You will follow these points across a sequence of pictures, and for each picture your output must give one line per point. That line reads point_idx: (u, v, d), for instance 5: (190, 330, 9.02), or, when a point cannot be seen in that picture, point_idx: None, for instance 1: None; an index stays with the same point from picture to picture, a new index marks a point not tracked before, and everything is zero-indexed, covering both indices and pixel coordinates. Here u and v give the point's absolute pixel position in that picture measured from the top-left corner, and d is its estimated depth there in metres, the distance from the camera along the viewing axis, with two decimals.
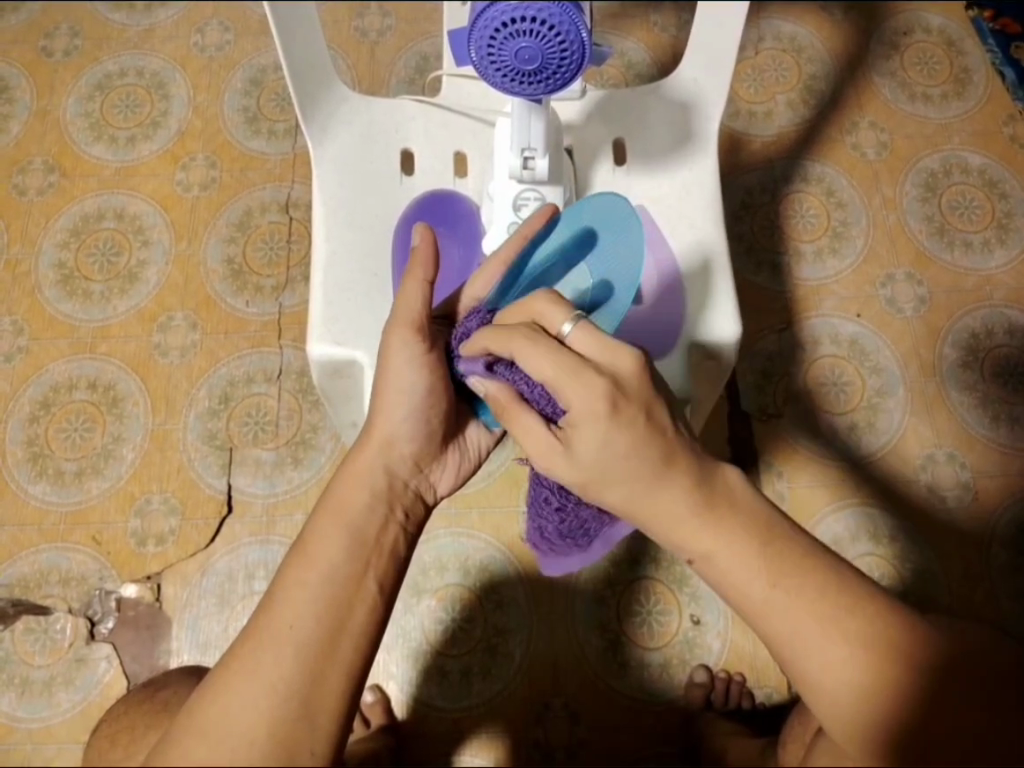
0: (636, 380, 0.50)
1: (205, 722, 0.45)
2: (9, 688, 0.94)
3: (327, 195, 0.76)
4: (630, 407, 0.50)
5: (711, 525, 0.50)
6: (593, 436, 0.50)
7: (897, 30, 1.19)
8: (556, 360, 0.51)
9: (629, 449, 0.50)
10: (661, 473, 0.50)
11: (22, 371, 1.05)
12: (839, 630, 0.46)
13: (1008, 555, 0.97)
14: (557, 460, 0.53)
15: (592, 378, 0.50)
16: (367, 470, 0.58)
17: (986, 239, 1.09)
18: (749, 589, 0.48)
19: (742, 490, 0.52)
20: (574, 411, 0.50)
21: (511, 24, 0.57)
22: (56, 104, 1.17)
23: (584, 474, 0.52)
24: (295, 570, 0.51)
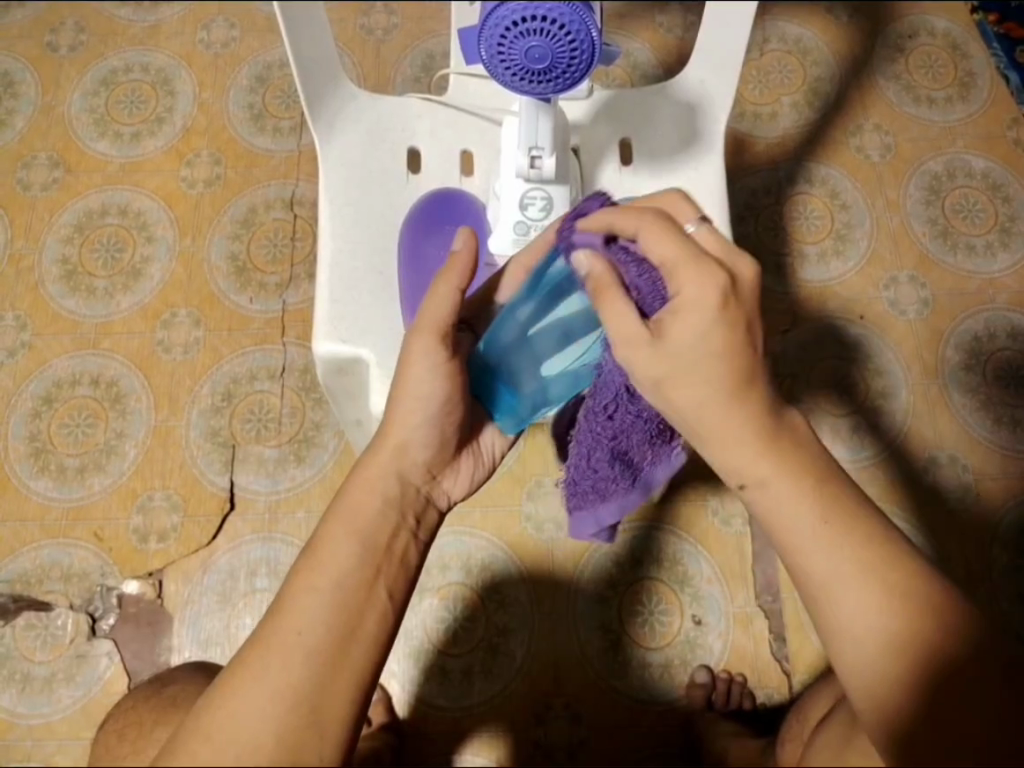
0: (749, 288, 0.50)
1: (211, 725, 0.45)
2: (10, 684, 0.94)
3: (333, 193, 0.76)
4: (738, 310, 0.49)
5: (769, 461, 0.50)
6: (694, 325, 0.49)
7: (902, 33, 1.19)
8: (679, 241, 0.50)
9: (724, 349, 0.49)
10: (739, 395, 0.50)
11: (25, 366, 1.05)
12: (875, 582, 0.47)
13: (1009, 557, 0.98)
14: (639, 348, 0.50)
15: (709, 269, 0.49)
16: (380, 476, 0.57)
17: (989, 242, 1.10)
18: (793, 541, 0.50)
19: (807, 436, 0.52)
20: (683, 300, 0.49)
21: (520, 23, 0.58)
22: (61, 99, 1.16)
23: (670, 366, 0.50)
24: (305, 575, 0.50)
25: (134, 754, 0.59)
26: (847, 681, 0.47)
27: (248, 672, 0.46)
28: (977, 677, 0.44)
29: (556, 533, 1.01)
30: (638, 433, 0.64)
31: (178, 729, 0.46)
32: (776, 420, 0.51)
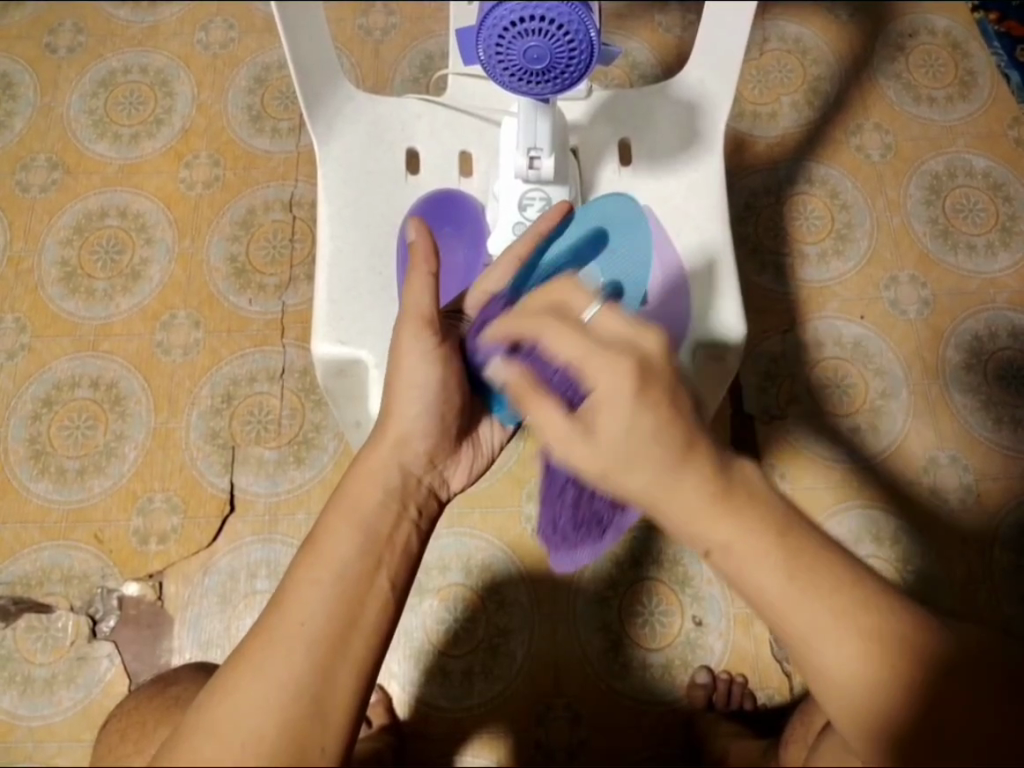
0: (663, 362, 0.50)
1: (214, 720, 0.44)
2: (10, 686, 0.94)
3: (332, 195, 0.76)
4: (656, 386, 0.49)
5: (728, 525, 0.47)
6: (617, 420, 0.48)
7: (902, 32, 1.19)
8: (581, 339, 0.50)
9: (655, 431, 0.48)
10: (686, 457, 0.48)
11: (25, 368, 1.05)
12: (847, 628, 0.45)
13: (1010, 557, 0.97)
14: (575, 446, 0.50)
15: (618, 358, 0.49)
16: (381, 467, 0.57)
17: (990, 241, 1.09)
18: (765, 597, 0.47)
19: (759, 481, 0.49)
20: (600, 393, 0.49)
21: (518, 24, 0.57)
22: (60, 101, 1.16)
23: (605, 460, 0.49)
24: (307, 566, 0.50)
25: (134, 757, 0.59)
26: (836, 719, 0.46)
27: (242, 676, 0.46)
28: (975, 679, 0.44)
29: None
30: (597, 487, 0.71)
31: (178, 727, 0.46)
32: (725, 471, 0.48)
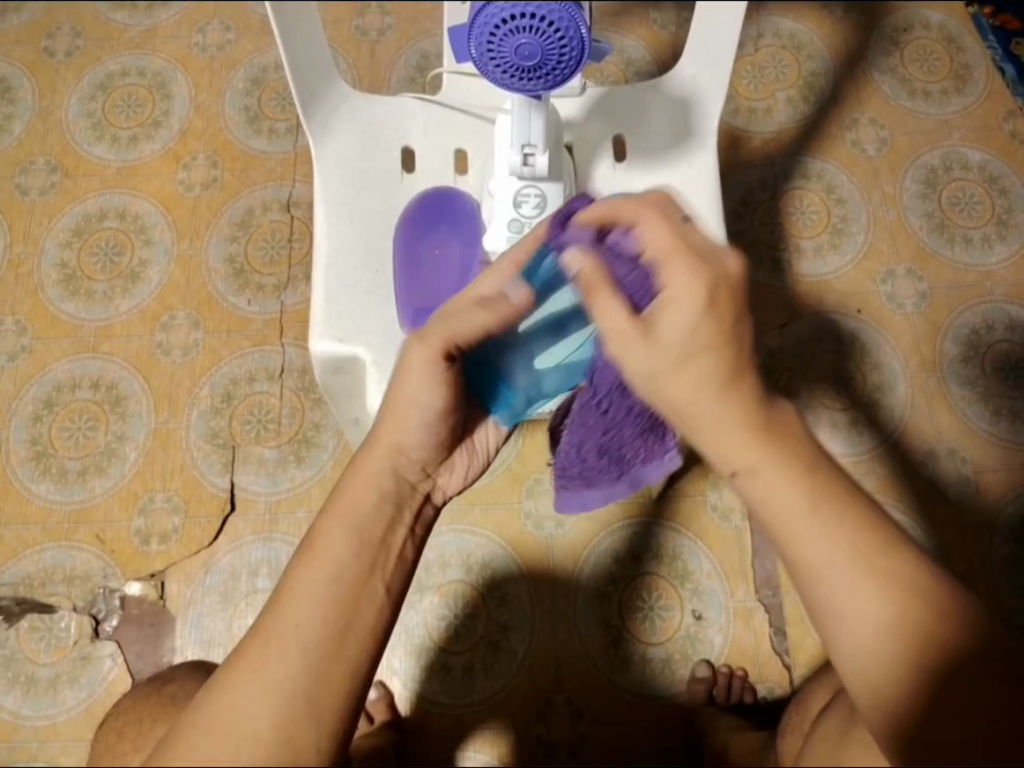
0: (738, 279, 0.47)
1: (213, 720, 0.45)
2: (14, 686, 0.95)
3: (328, 193, 0.76)
4: (729, 304, 0.46)
5: (762, 450, 0.46)
6: (684, 319, 0.45)
7: (897, 27, 1.19)
8: (670, 233, 0.47)
9: (718, 346, 0.45)
10: (732, 387, 0.45)
11: (26, 370, 1.06)
12: (864, 572, 0.45)
13: (1009, 549, 0.97)
14: (629, 343, 0.46)
15: (698, 265, 0.46)
16: (376, 470, 0.54)
17: (986, 234, 1.09)
18: (789, 529, 0.46)
19: (802, 419, 0.48)
20: (669, 294, 0.46)
21: (511, 21, 0.58)
22: (58, 104, 1.17)
23: (658, 363, 0.46)
24: (301, 572, 0.49)
25: (137, 751, 0.60)
26: (846, 678, 0.46)
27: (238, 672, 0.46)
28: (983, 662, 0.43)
29: (556, 530, 1.01)
30: (632, 427, 0.63)
31: (177, 726, 0.47)
32: (769, 404, 0.47)
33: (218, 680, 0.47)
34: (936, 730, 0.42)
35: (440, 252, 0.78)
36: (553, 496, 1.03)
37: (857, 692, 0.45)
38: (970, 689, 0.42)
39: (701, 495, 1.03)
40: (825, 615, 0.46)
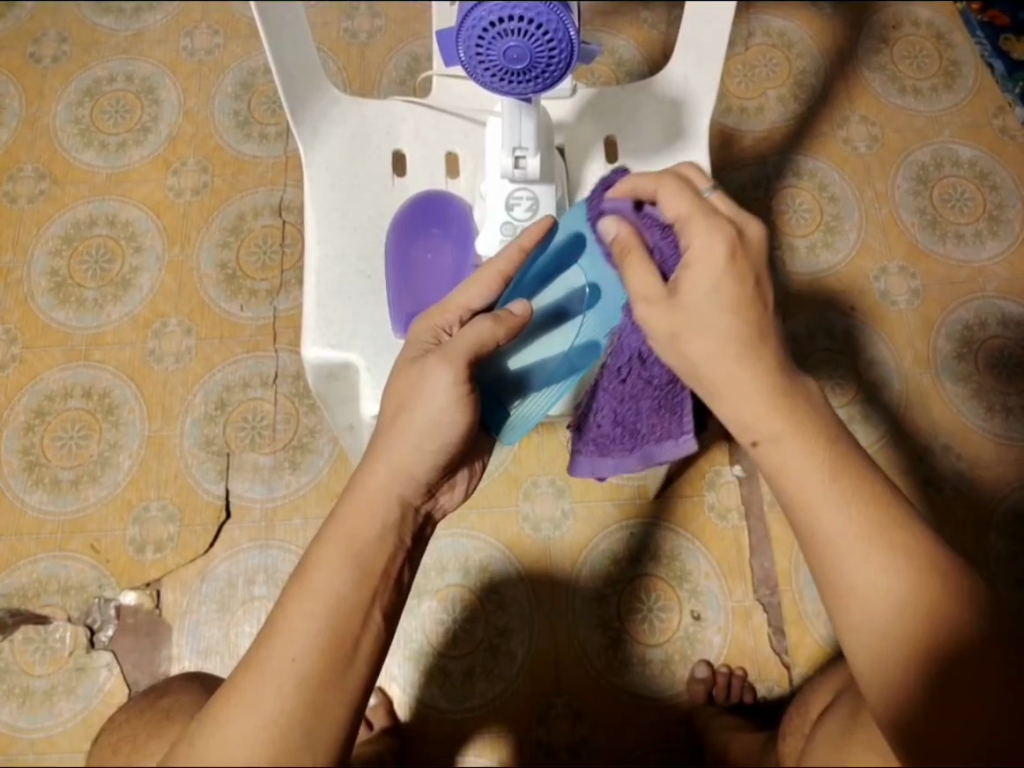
0: (756, 242, 0.52)
1: (203, 750, 0.44)
2: (9, 699, 0.94)
3: (318, 199, 0.76)
4: (746, 262, 0.51)
5: (783, 420, 0.49)
6: (703, 279, 0.50)
7: (886, 24, 1.19)
8: (694, 200, 0.52)
9: (733, 305, 0.50)
10: (752, 349, 0.50)
11: (17, 380, 1.05)
12: (880, 550, 0.46)
13: (1006, 544, 0.97)
14: (656, 307, 0.52)
15: (717, 224, 0.51)
16: (380, 497, 0.54)
17: (978, 230, 1.10)
18: (804, 497, 0.48)
19: (819, 398, 0.51)
20: (693, 252, 0.51)
21: (497, 24, 0.58)
22: (46, 111, 1.16)
23: (681, 322, 0.51)
24: (297, 600, 0.49)
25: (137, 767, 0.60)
26: (854, 655, 0.46)
27: (235, 702, 0.46)
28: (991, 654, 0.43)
29: (553, 532, 1.01)
30: (649, 399, 0.63)
31: (173, 749, 0.46)
32: (788, 373, 0.51)
33: (212, 707, 0.47)
34: (944, 703, 0.42)
35: (432, 256, 0.77)
36: (550, 499, 1.03)
37: (862, 667, 0.46)
38: (972, 670, 0.43)
39: (699, 495, 1.03)
40: (840, 589, 0.47)
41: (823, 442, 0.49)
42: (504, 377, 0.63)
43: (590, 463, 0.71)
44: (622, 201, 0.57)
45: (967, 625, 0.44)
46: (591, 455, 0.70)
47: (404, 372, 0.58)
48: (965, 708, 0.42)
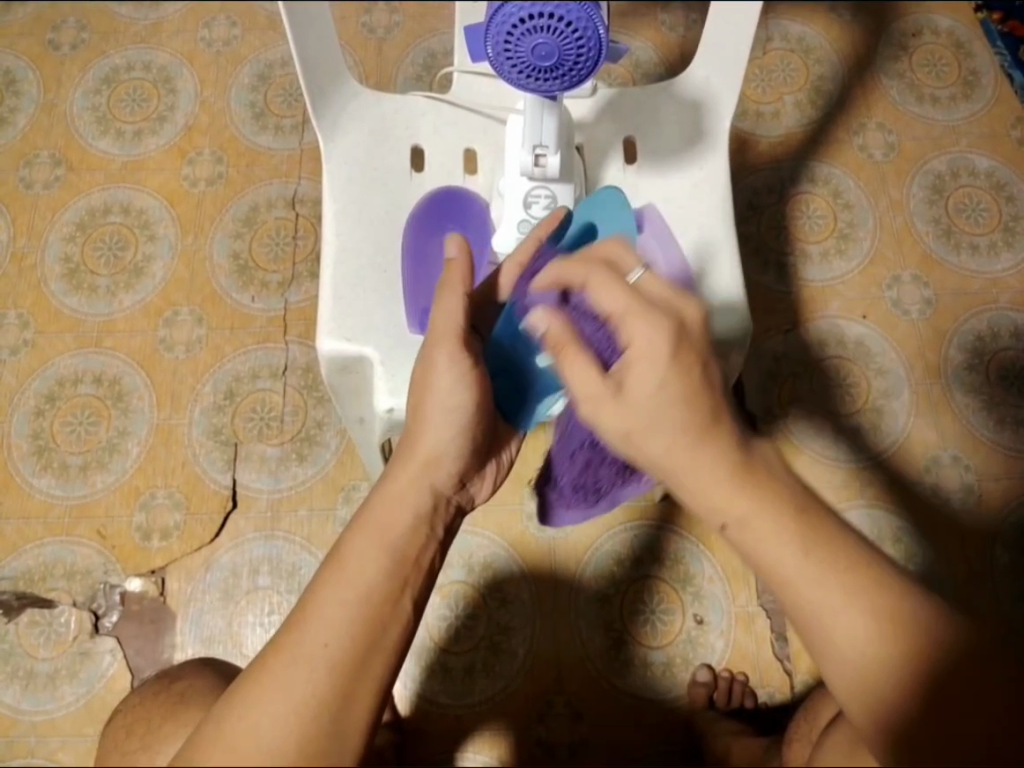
0: (700, 328, 0.51)
1: (232, 736, 0.44)
2: (14, 681, 0.95)
3: (337, 193, 0.76)
4: (690, 353, 0.50)
5: (749, 501, 0.48)
6: (650, 376, 0.49)
7: (905, 32, 1.19)
8: (628, 293, 0.52)
9: (685, 397, 0.49)
10: (709, 433, 0.49)
11: (28, 364, 1.06)
12: (855, 602, 0.46)
13: (1011, 557, 0.97)
14: (605, 405, 0.51)
15: (658, 318, 0.50)
16: (413, 488, 0.55)
17: (992, 241, 1.09)
18: (803, 525, 0.48)
19: (779, 465, 0.50)
20: (634, 349, 0.50)
21: (528, 21, 0.58)
22: (63, 98, 1.16)
23: (634, 422, 0.50)
24: (328, 588, 0.49)
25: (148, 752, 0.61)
26: (837, 694, 0.47)
27: (263, 688, 0.46)
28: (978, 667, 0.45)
29: (558, 532, 1.02)
30: (608, 469, 0.68)
31: (196, 733, 0.46)
32: (746, 450, 0.50)
33: (234, 693, 0.47)
34: (932, 732, 0.44)
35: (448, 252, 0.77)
36: None
37: (848, 705, 0.47)
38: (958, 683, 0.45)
39: None
40: (821, 641, 0.47)
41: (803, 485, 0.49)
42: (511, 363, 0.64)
43: (561, 518, 0.77)
44: (547, 297, 0.61)
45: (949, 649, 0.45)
46: (559, 511, 0.76)
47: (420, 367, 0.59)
48: (954, 734, 0.44)
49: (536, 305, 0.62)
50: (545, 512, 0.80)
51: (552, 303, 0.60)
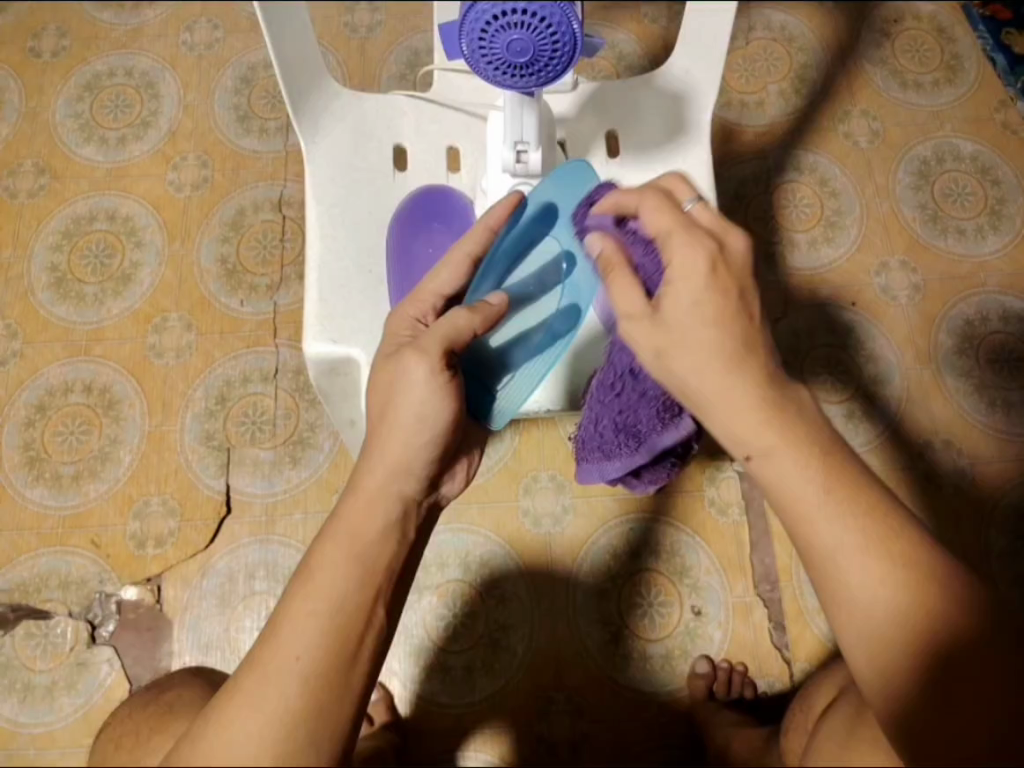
0: (741, 257, 0.52)
1: (210, 755, 0.45)
2: (11, 694, 0.94)
3: (320, 195, 0.76)
4: (727, 276, 0.51)
5: (777, 434, 0.49)
6: (686, 297, 0.50)
7: (887, 18, 1.19)
8: (675, 214, 0.53)
9: (717, 319, 0.50)
10: (737, 361, 0.49)
11: (17, 374, 1.05)
12: (867, 573, 0.46)
13: (1006, 539, 0.97)
14: (640, 323, 0.52)
15: (696, 241, 0.51)
16: (381, 496, 0.54)
17: (979, 225, 1.09)
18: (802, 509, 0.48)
19: (814, 407, 0.50)
20: (674, 269, 0.51)
21: (501, 17, 0.57)
22: (45, 106, 1.16)
23: (665, 339, 0.51)
24: (300, 600, 0.49)
25: (148, 753, 0.61)
26: (859, 667, 0.46)
27: (239, 706, 0.46)
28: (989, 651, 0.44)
29: (554, 528, 1.01)
30: (647, 407, 0.62)
31: (178, 747, 0.47)
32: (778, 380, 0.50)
33: (212, 712, 0.47)
34: (927, 720, 0.43)
35: (434, 251, 0.78)
36: (550, 495, 1.03)
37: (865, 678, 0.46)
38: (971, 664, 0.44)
39: (699, 491, 1.03)
40: (829, 597, 0.47)
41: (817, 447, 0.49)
42: (486, 362, 0.64)
43: (600, 467, 0.70)
44: (602, 218, 0.60)
45: (960, 640, 0.44)
46: (599, 460, 0.69)
47: (377, 371, 0.58)
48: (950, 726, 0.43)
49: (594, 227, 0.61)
50: (582, 465, 0.72)
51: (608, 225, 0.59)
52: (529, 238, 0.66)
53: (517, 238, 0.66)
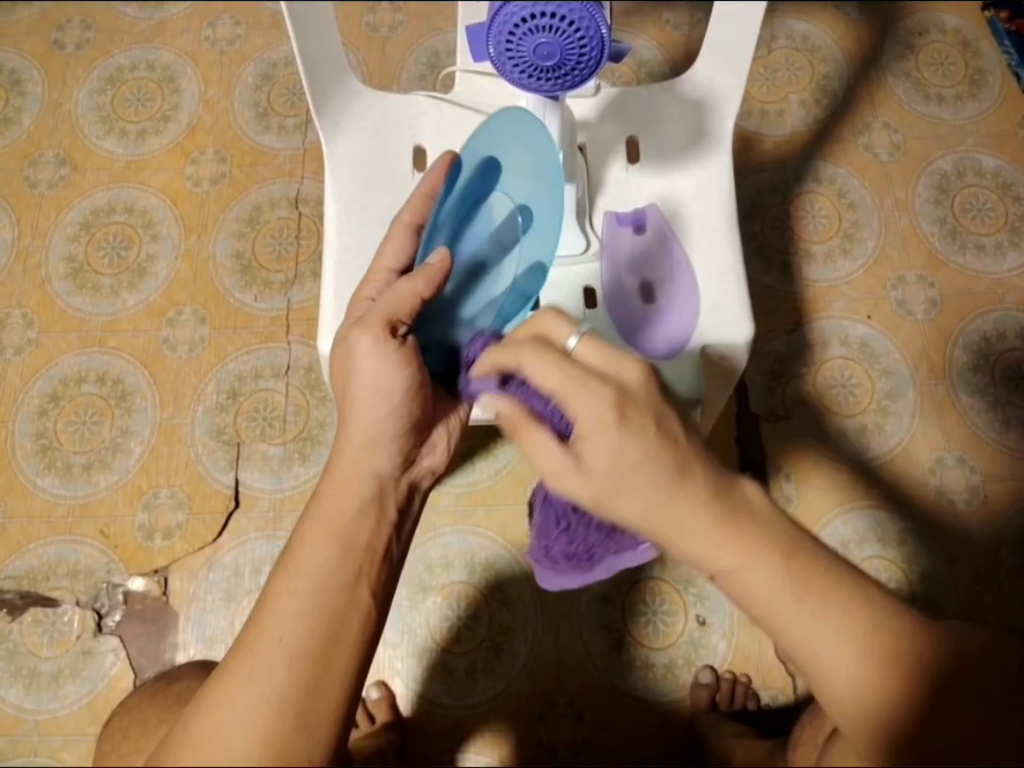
0: (647, 385, 0.51)
1: (200, 735, 0.46)
2: (16, 680, 0.95)
3: (338, 194, 0.76)
4: (638, 413, 0.49)
5: (731, 547, 0.48)
6: (602, 445, 0.49)
7: (911, 30, 1.18)
8: (564, 372, 0.51)
9: (643, 458, 0.49)
10: None
11: (31, 363, 1.06)
12: (846, 643, 0.48)
13: (1017, 559, 0.97)
14: (568, 475, 0.51)
15: (598, 389, 0.50)
16: (354, 473, 0.57)
17: (999, 241, 1.08)
18: (768, 606, 0.48)
19: (758, 505, 0.50)
20: (583, 423, 0.50)
21: (529, 20, 0.58)
22: (67, 97, 1.17)
23: (597, 487, 0.50)
24: (284, 581, 0.51)
25: (150, 744, 0.61)
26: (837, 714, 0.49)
27: (229, 689, 0.47)
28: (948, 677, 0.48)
29: None
30: (595, 530, 0.63)
31: (170, 731, 0.49)
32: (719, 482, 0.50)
33: (204, 698, 0.48)
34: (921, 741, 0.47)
35: None
36: None
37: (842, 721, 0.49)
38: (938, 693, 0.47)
39: None
40: (817, 680, 0.49)
41: (768, 536, 0.49)
42: (444, 327, 0.66)
43: (558, 579, 0.67)
44: (486, 383, 0.60)
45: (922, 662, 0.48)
46: (555, 575, 0.66)
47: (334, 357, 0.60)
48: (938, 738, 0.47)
49: (480, 390, 0.62)
50: (543, 574, 0.68)
51: (493, 389, 0.60)
52: (473, 199, 0.67)
53: (457, 203, 0.67)
